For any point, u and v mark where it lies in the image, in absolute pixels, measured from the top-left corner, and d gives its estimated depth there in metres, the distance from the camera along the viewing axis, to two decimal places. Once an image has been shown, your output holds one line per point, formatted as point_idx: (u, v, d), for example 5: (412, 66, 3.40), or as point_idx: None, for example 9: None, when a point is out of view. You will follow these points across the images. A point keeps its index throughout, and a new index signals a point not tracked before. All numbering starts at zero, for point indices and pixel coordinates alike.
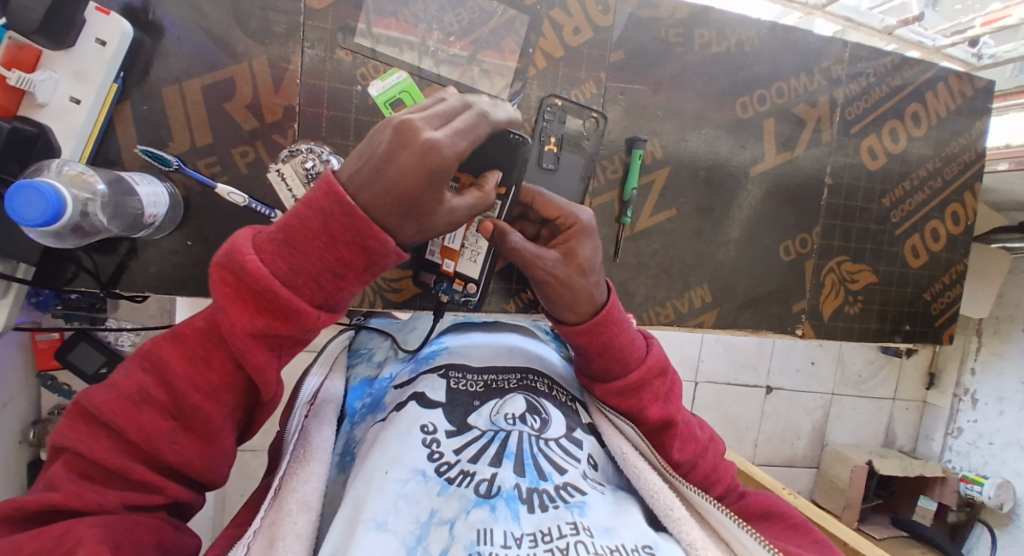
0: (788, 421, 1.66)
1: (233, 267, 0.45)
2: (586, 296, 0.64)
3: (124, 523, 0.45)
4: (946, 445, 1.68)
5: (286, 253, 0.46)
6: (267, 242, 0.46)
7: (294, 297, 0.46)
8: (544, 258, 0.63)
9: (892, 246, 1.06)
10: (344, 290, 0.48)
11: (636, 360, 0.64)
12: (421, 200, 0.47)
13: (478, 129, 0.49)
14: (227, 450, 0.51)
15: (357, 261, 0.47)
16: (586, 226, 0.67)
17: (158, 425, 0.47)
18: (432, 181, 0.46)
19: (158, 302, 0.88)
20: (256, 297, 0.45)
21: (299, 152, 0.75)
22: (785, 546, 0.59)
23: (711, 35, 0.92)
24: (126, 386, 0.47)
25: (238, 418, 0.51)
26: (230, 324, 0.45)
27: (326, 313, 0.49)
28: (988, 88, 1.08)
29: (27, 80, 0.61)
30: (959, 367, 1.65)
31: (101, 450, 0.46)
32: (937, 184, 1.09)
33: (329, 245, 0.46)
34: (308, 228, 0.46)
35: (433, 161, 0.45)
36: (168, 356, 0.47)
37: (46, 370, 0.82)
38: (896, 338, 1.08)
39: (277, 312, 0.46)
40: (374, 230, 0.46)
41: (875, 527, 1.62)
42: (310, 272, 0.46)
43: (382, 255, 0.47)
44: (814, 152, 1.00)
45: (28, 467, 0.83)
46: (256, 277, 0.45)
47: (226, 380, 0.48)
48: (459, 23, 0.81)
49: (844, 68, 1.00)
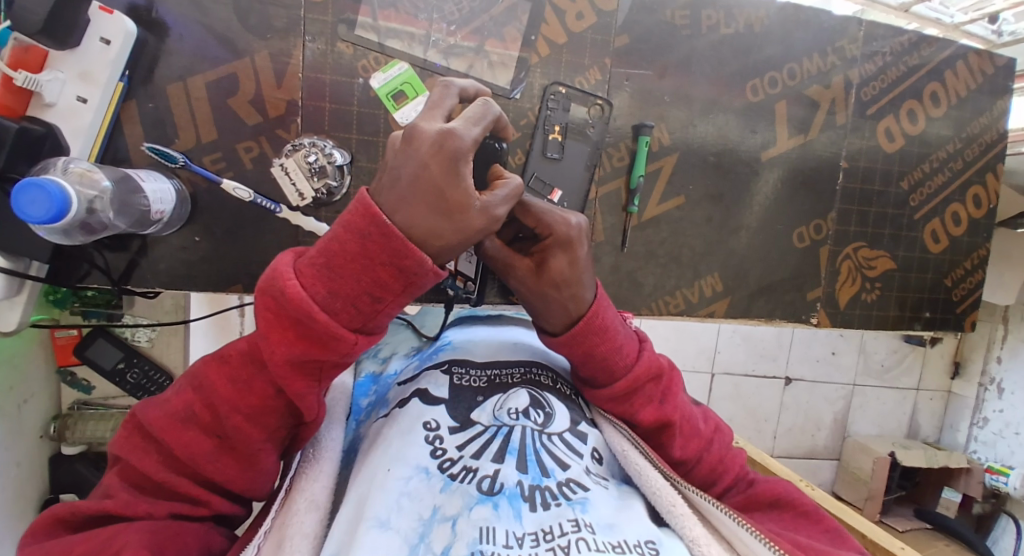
0: (808, 412, 1.63)
1: (275, 294, 0.43)
2: (561, 310, 0.60)
3: (172, 528, 0.47)
4: (972, 435, 1.63)
5: (325, 279, 0.43)
6: (307, 267, 0.44)
7: (333, 324, 0.43)
8: (513, 268, 0.61)
9: (911, 231, 1.03)
10: (382, 313, 0.46)
11: (624, 368, 0.61)
12: (452, 192, 0.43)
13: (487, 114, 0.47)
14: (268, 468, 0.51)
15: (395, 284, 0.44)
16: (564, 237, 0.60)
17: (202, 444, 0.47)
18: (455, 167, 0.43)
19: (174, 297, 0.88)
20: (297, 326, 0.44)
21: (302, 147, 0.77)
22: (795, 537, 0.58)
23: (719, 16, 0.90)
24: (175, 405, 0.48)
25: (280, 438, 0.50)
26: (271, 352, 0.44)
27: (364, 338, 0.46)
28: (1010, 66, 1.05)
29: (34, 81, 0.62)
30: (984, 355, 1.60)
31: (149, 465, 0.47)
32: (958, 166, 1.05)
33: (366, 267, 0.43)
34: (347, 251, 0.43)
35: (452, 144, 0.43)
36: (213, 378, 0.47)
37: (66, 366, 0.85)
38: (916, 326, 1.05)
39: (316, 341, 0.44)
40: (411, 250, 0.43)
41: (898, 519, 1.58)
42: (348, 296, 0.44)
43: (421, 275, 0.44)
44: (829, 135, 0.97)
45: (50, 460, 0.85)
46: (296, 305, 0.43)
47: (267, 405, 0.47)
48: (460, 12, 0.80)
49: (859, 47, 0.97)
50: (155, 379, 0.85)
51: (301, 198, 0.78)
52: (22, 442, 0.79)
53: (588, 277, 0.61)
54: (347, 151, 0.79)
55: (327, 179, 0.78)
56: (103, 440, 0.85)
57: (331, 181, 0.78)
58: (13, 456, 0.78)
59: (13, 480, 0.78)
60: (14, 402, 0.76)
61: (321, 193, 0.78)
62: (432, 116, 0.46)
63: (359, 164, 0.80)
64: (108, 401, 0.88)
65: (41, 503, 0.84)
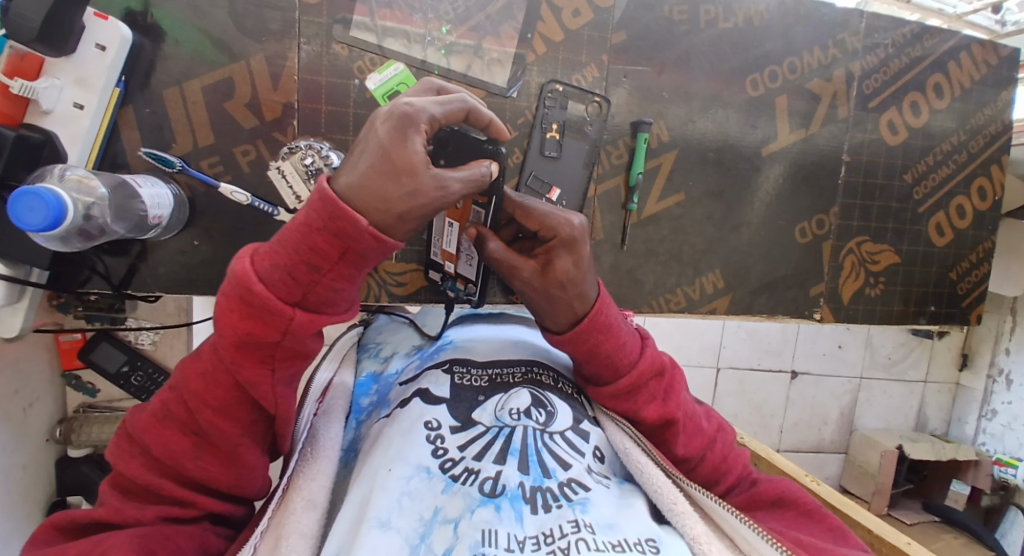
0: (814, 406, 1.62)
1: (226, 278, 0.45)
2: (566, 308, 0.60)
3: (162, 532, 0.46)
4: (979, 427, 1.62)
5: (271, 254, 0.44)
6: (259, 250, 0.46)
7: (269, 295, 0.44)
8: (520, 269, 0.60)
9: (915, 224, 1.02)
10: (323, 285, 0.45)
11: (628, 364, 0.61)
12: (399, 154, 0.44)
13: (455, 102, 0.50)
14: (251, 464, 0.50)
15: (332, 250, 0.44)
16: (568, 237, 0.60)
17: (176, 441, 0.47)
18: (404, 133, 0.45)
19: (176, 300, 0.88)
20: (243, 304, 0.44)
21: (299, 149, 0.76)
22: (798, 536, 0.57)
23: (717, 11, 0.89)
24: (155, 405, 0.49)
25: (254, 431, 0.50)
26: (221, 336, 0.45)
27: (305, 313, 0.45)
28: (1014, 56, 1.03)
29: (29, 88, 0.62)
30: (992, 347, 1.59)
31: (132, 467, 0.47)
32: (963, 158, 1.04)
33: (304, 236, 0.44)
34: (291, 226, 0.45)
35: (403, 111, 0.45)
36: (183, 374, 0.48)
37: (70, 370, 0.85)
38: (921, 320, 1.04)
39: (259, 317, 0.44)
40: (343, 210, 0.43)
41: (906, 513, 1.57)
42: (287, 266, 0.44)
43: (356, 239, 0.44)
44: (831, 129, 0.96)
45: (56, 463, 0.86)
46: (241, 281, 0.44)
47: (231, 394, 0.47)
48: (455, 11, 0.80)
49: (861, 40, 0.95)
50: (158, 381, 0.85)
51: (297, 200, 0.77)
52: (28, 446, 0.80)
53: (591, 276, 0.61)
54: (345, 152, 0.79)
55: None
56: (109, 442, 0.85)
57: None
58: (19, 460, 0.78)
59: (20, 484, 0.78)
60: (19, 406, 0.77)
61: None
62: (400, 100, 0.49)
63: None
64: (111, 404, 0.89)
65: (48, 506, 0.85)
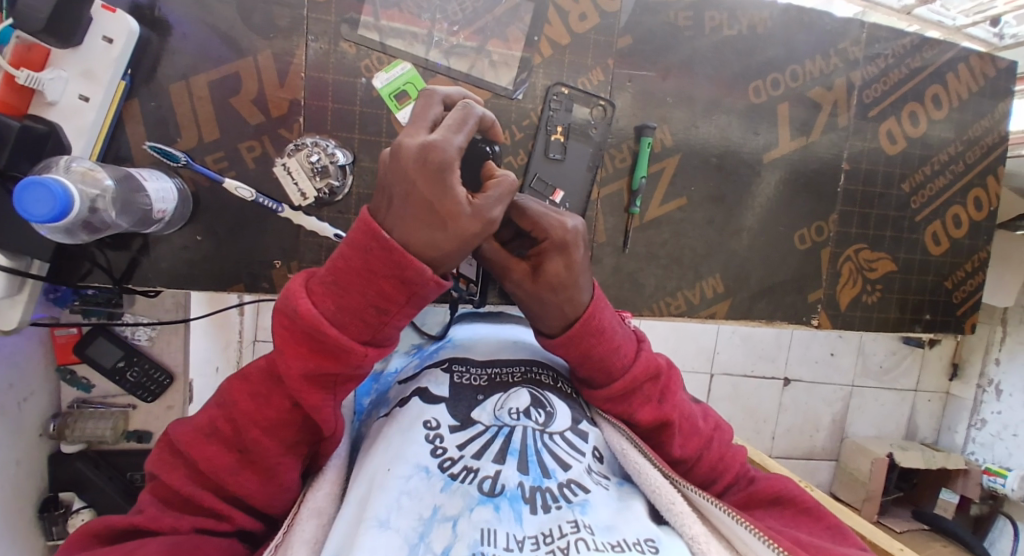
0: (807, 412, 1.64)
1: (289, 311, 0.45)
2: (558, 313, 0.60)
3: (193, 540, 0.46)
4: (969, 436, 1.64)
5: (334, 294, 0.45)
6: (318, 285, 0.45)
7: (341, 336, 0.44)
8: (510, 272, 0.61)
9: (912, 233, 1.03)
10: (389, 325, 0.46)
11: (622, 368, 0.61)
12: (441, 202, 0.43)
13: (469, 118, 0.47)
14: (288, 484, 0.50)
15: (398, 296, 0.45)
16: (559, 240, 0.59)
17: (223, 459, 0.48)
18: (442, 177, 0.43)
19: (175, 296, 0.85)
20: (309, 339, 0.45)
21: (305, 146, 0.77)
22: (796, 535, 0.58)
23: (722, 18, 0.90)
24: (202, 420, 0.49)
25: (301, 453, 0.50)
26: (287, 367, 0.45)
27: (374, 349, 0.47)
28: (1011, 69, 1.05)
29: (35, 79, 0.61)
30: (983, 357, 1.61)
31: (176, 479, 0.48)
32: (959, 168, 1.05)
33: (370, 281, 0.44)
34: (352, 267, 0.45)
35: (435, 156, 0.43)
36: (235, 394, 0.48)
37: (65, 364, 0.83)
38: (917, 327, 1.05)
39: (328, 353, 0.45)
40: (409, 260, 0.44)
41: (896, 520, 1.58)
42: (356, 309, 0.45)
43: (422, 285, 0.45)
44: (831, 137, 0.97)
45: (50, 459, 0.85)
46: (307, 320, 0.44)
47: (283, 418, 0.47)
48: (463, 12, 0.80)
49: (862, 49, 0.97)
50: (155, 378, 0.85)
51: (303, 197, 0.78)
52: (20, 441, 0.79)
53: (585, 279, 0.61)
54: (350, 151, 0.79)
55: (330, 179, 0.78)
56: (103, 439, 0.84)
57: (333, 181, 0.78)
58: (12, 455, 0.77)
59: (12, 480, 0.77)
60: (13, 402, 0.76)
61: (323, 193, 0.78)
62: (415, 129, 0.46)
63: (362, 164, 0.80)
64: (106, 399, 0.86)
65: (41, 502, 0.84)
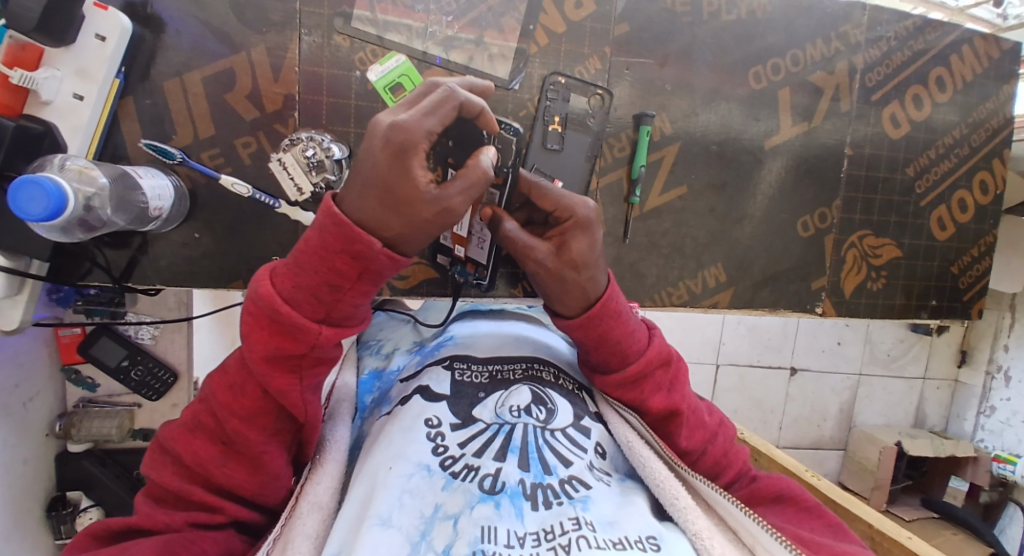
0: (815, 403, 1.63)
1: (254, 298, 0.46)
2: (577, 291, 0.60)
3: (187, 536, 0.46)
4: (978, 424, 1.62)
5: (292, 275, 0.46)
6: (281, 269, 0.47)
7: (296, 315, 0.45)
8: (536, 249, 0.60)
9: (917, 218, 1.02)
10: (345, 302, 0.47)
11: (637, 352, 0.61)
12: (400, 185, 0.44)
13: (450, 100, 0.47)
14: (275, 473, 0.50)
15: (351, 271, 0.45)
16: (584, 219, 0.61)
17: (208, 451, 0.48)
18: (404, 161, 0.44)
19: (177, 294, 0.86)
20: (270, 322, 0.46)
21: (300, 141, 0.76)
22: (798, 531, 0.57)
23: (720, 3, 0.89)
24: (187, 416, 0.50)
25: (283, 440, 0.51)
26: (250, 352, 0.46)
27: (330, 328, 0.47)
28: (1016, 50, 1.03)
29: (29, 78, 0.61)
30: (992, 343, 1.59)
31: (165, 476, 0.48)
32: (964, 152, 1.03)
33: (324, 258, 0.45)
34: (308, 246, 0.46)
35: (400, 137, 0.44)
36: (211, 386, 0.49)
37: (70, 364, 0.83)
38: (923, 314, 1.04)
39: (288, 335, 0.46)
40: (357, 233, 0.44)
41: (904, 509, 1.57)
42: (309, 287, 0.45)
43: (373, 260, 0.45)
44: (834, 122, 0.96)
45: (56, 458, 0.85)
46: (266, 302, 0.45)
47: (258, 405, 0.48)
48: (457, 3, 0.79)
49: (864, 32, 0.95)
50: (159, 376, 0.85)
51: (299, 193, 0.78)
52: (27, 441, 0.79)
53: (603, 262, 0.61)
54: (346, 145, 0.78)
55: (325, 173, 0.78)
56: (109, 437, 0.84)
57: (329, 176, 0.78)
58: (18, 454, 0.78)
59: (18, 479, 0.78)
60: (18, 401, 0.77)
61: (319, 187, 0.78)
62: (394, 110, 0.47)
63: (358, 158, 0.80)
64: (112, 398, 0.86)
65: (48, 501, 0.84)
